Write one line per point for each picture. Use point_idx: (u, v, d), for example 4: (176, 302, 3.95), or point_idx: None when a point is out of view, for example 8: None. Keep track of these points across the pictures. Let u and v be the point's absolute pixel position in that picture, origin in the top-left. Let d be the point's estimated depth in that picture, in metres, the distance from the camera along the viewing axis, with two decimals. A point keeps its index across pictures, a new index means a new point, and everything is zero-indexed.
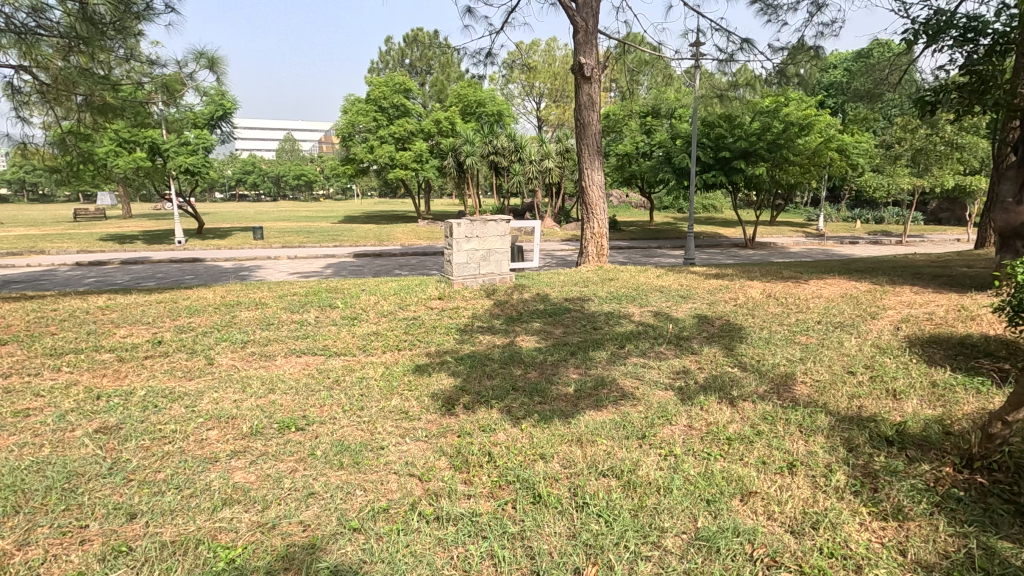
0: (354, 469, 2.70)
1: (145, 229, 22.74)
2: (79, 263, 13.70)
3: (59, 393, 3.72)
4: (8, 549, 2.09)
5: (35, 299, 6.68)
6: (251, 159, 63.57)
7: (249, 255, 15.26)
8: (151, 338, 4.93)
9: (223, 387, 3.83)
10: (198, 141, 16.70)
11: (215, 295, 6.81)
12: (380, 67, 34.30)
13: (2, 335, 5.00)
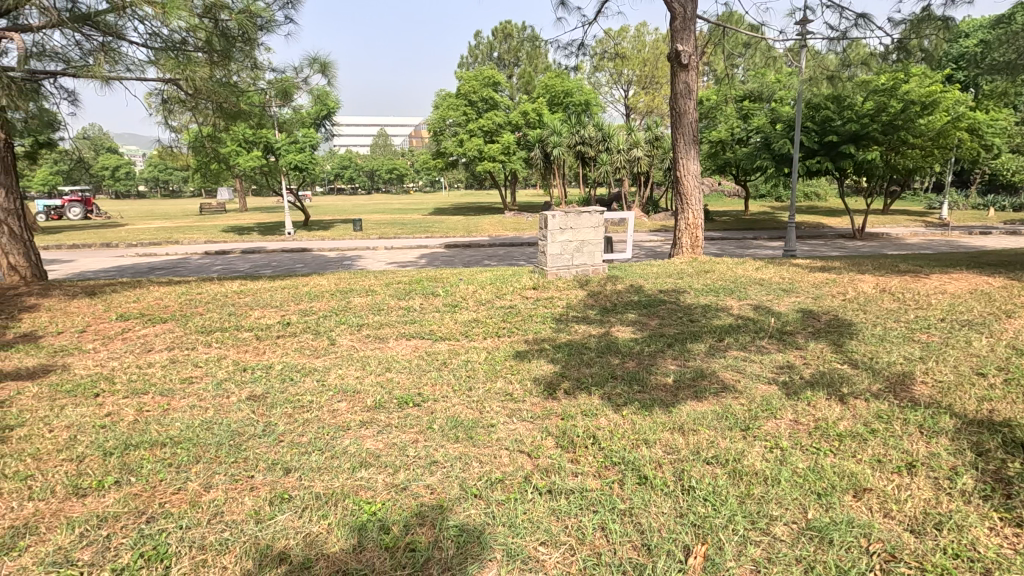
0: (469, 443, 2.94)
1: (261, 221, 24.98)
2: (208, 253, 15.34)
3: (213, 365, 4.32)
4: (198, 488, 2.51)
5: (182, 284, 7.65)
6: (348, 155, 67.50)
7: (351, 246, 16.33)
8: (281, 320, 5.53)
9: (346, 365, 4.26)
10: (306, 140, 18.06)
11: (329, 283, 7.45)
12: (469, 62, 35.15)
13: (163, 314, 5.83)
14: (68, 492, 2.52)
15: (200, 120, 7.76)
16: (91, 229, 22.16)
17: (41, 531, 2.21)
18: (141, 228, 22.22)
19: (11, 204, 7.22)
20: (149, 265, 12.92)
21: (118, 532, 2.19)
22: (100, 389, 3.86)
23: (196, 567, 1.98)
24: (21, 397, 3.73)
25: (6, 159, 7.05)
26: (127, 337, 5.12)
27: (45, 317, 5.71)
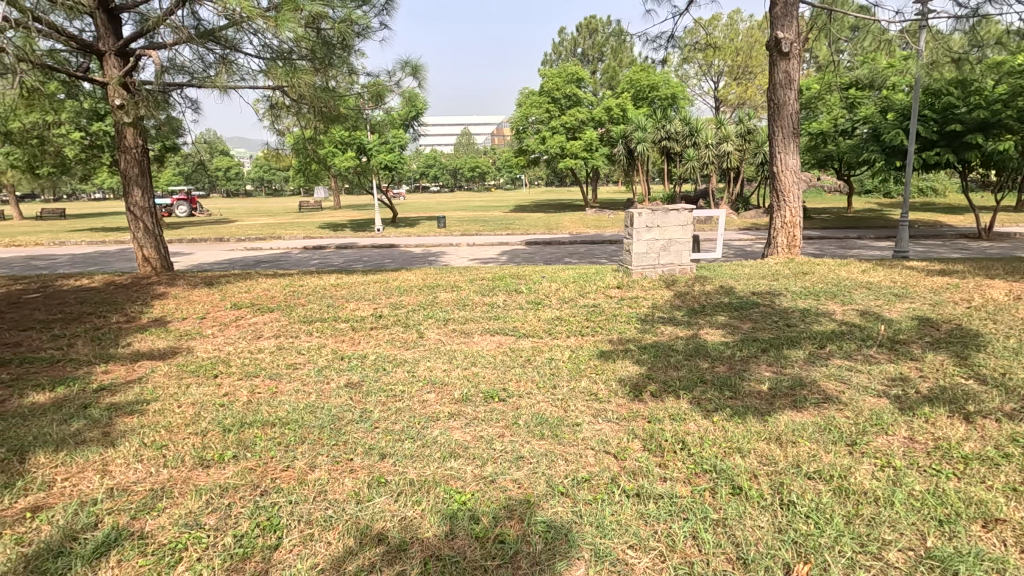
0: (554, 440, 2.96)
1: (353, 218, 26.42)
2: (306, 247, 16.44)
3: (315, 353, 4.63)
4: (304, 467, 2.72)
5: (286, 277, 8.26)
6: (433, 154, 69.72)
7: (435, 242, 16.87)
8: (374, 312, 5.83)
9: (435, 358, 4.41)
10: (395, 140, 18.85)
11: (417, 278, 7.75)
12: (553, 59, 35.14)
13: (270, 304, 6.33)
14: (195, 462, 2.81)
15: (303, 124, 8.33)
16: (208, 225, 24.47)
17: (175, 496, 2.49)
18: (249, 224, 24.24)
19: (148, 203, 8.08)
20: (256, 259, 14.06)
21: (238, 502, 2.42)
22: (219, 371, 4.27)
23: (306, 539, 2.15)
24: (154, 375, 4.20)
25: (143, 162, 7.91)
26: (241, 324, 5.61)
27: (173, 304, 6.39)
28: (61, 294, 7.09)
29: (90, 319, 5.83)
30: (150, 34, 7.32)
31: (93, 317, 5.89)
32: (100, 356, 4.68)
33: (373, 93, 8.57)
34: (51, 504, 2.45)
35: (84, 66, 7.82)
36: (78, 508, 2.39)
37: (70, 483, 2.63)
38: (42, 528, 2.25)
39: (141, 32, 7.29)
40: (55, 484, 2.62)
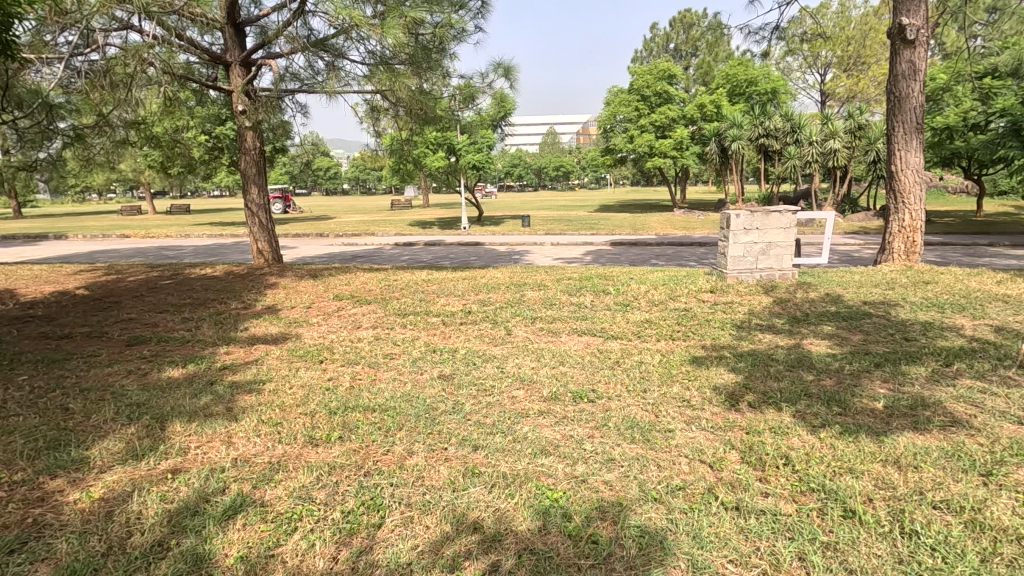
0: (646, 445, 2.90)
1: (440, 216, 27.27)
2: (397, 244, 17.18)
3: (409, 344, 4.85)
4: (403, 452, 2.85)
5: (382, 271, 8.70)
6: (518, 153, 70.53)
7: (519, 241, 17.01)
8: (463, 308, 6.00)
9: (523, 355, 4.47)
10: (484, 140, 19.23)
11: (504, 276, 7.88)
12: (644, 56, 34.37)
13: (367, 296, 6.70)
14: (305, 440, 3.03)
15: (401, 126, 8.72)
16: (309, 221, 26.24)
17: (289, 470, 2.70)
18: (345, 221, 25.74)
19: (263, 200, 8.81)
20: (352, 254, 14.90)
21: (344, 480, 2.59)
22: (324, 357, 4.58)
23: (407, 521, 2.26)
24: (268, 358, 4.58)
25: (261, 163, 8.63)
26: (342, 314, 5.99)
27: (282, 294, 6.93)
28: (190, 281, 7.91)
29: (213, 305, 6.46)
30: (269, 45, 7.96)
31: (215, 303, 6.53)
32: (223, 339, 5.18)
33: (462, 95, 8.70)
34: (187, 468, 2.75)
35: (213, 76, 8.65)
36: (209, 473, 2.67)
37: (202, 450, 2.94)
38: (180, 489, 2.53)
39: (262, 44, 7.96)
40: (190, 450, 2.94)
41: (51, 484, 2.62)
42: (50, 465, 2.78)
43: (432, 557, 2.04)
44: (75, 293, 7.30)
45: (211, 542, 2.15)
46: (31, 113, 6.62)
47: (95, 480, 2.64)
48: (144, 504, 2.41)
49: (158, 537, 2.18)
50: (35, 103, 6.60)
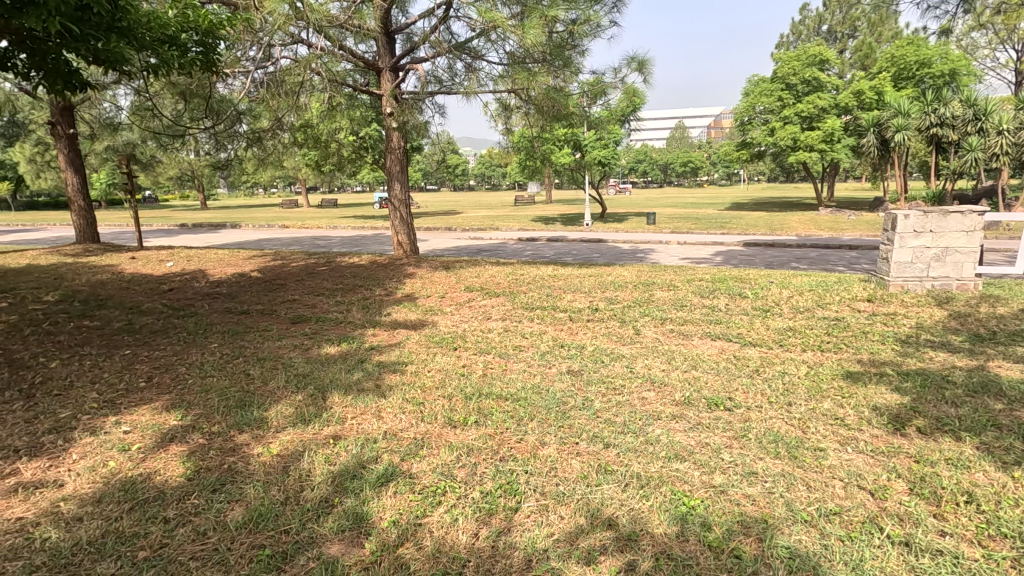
0: (793, 462, 2.69)
1: (564, 212, 27.39)
2: (521, 239, 17.53)
3: (537, 338, 4.95)
4: (536, 442, 2.93)
5: (509, 265, 8.97)
6: (644, 149, 68.68)
7: (643, 239, 16.56)
8: (590, 305, 5.98)
9: (653, 356, 4.36)
10: (611, 135, 18.94)
11: (630, 274, 7.74)
12: (791, 41, 31.64)
13: (496, 289, 6.95)
14: (445, 422, 3.23)
15: (532, 122, 8.88)
16: (439, 215, 27.76)
17: (432, 447, 2.90)
18: (472, 216, 26.89)
19: (405, 196, 9.51)
20: (478, 247, 15.51)
21: (481, 462, 2.72)
22: (458, 345, 4.84)
23: (542, 509, 2.33)
24: (409, 342, 4.95)
25: (404, 161, 9.30)
26: (473, 305, 6.27)
27: (420, 284, 7.43)
28: (341, 269, 8.77)
29: (360, 291, 7.11)
30: (415, 51, 8.51)
31: (362, 290, 7.17)
32: (370, 322, 5.68)
33: (592, 91, 8.49)
34: (346, 436, 3.07)
35: (366, 82, 9.45)
36: (364, 442, 2.96)
37: (357, 421, 3.26)
38: (341, 453, 2.84)
39: (409, 50, 8.53)
40: (346, 420, 3.28)
41: (239, 437, 3.06)
42: (238, 421, 3.25)
43: (568, 547, 2.09)
44: (251, 276, 8.44)
45: (369, 505, 2.38)
46: (221, 120, 7.71)
47: (273, 438, 3.04)
48: (314, 463, 2.74)
49: (325, 494, 2.47)
50: (227, 111, 7.70)
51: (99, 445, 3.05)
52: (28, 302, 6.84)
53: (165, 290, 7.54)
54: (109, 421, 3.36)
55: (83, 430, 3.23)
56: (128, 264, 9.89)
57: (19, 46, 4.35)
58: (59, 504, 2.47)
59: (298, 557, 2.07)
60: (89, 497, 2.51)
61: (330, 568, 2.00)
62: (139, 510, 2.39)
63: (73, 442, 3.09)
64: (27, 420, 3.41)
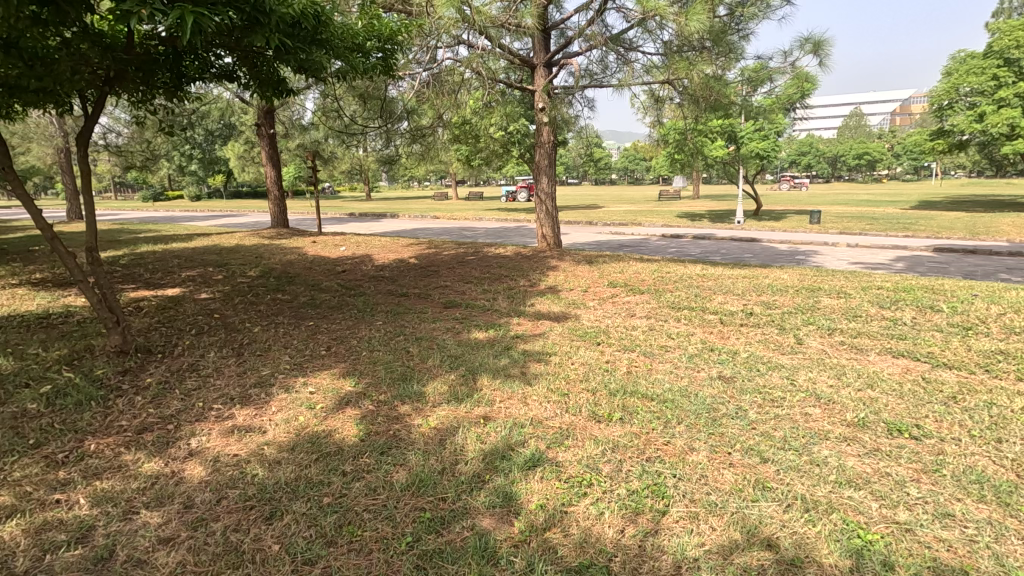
0: (1003, 509, 2.28)
1: (712, 208, 25.77)
2: (664, 235, 16.88)
3: (684, 339, 4.74)
4: (684, 448, 2.82)
5: (654, 261, 8.70)
6: (809, 140, 62.11)
7: (806, 239, 15.01)
8: (744, 309, 5.58)
9: (819, 369, 3.95)
10: (772, 126, 17.40)
11: (792, 278, 7.08)
12: (1015, 6, 26.30)
13: (641, 286, 6.78)
14: (589, 415, 3.25)
15: (685, 113, 8.46)
16: (580, 209, 27.73)
17: (577, 439, 2.94)
18: (614, 210, 26.41)
19: (551, 189, 9.64)
20: (620, 242, 15.26)
21: (627, 460, 2.69)
22: (601, 340, 4.82)
23: (692, 517, 2.24)
24: (552, 334, 5.04)
25: (553, 155, 9.42)
26: (616, 301, 6.20)
27: (563, 277, 7.52)
28: (488, 259, 9.19)
29: (506, 281, 7.39)
30: (569, 46, 8.54)
31: (508, 280, 7.44)
32: (515, 311, 5.89)
33: (754, 79, 7.74)
34: (495, 418, 3.22)
35: (519, 79, 9.72)
36: (512, 426, 3.09)
37: (505, 405, 3.40)
38: (492, 434, 2.99)
39: (564, 45, 8.60)
40: (495, 403, 3.44)
41: (402, 408, 3.38)
42: (400, 393, 3.58)
43: (721, 561, 2.00)
44: (408, 262, 9.20)
45: (517, 486, 2.48)
46: (390, 119, 8.46)
47: (431, 412, 3.30)
48: (467, 440, 2.93)
49: (477, 470, 2.63)
50: (396, 110, 8.43)
51: (291, 401, 3.55)
52: (237, 276, 8.16)
53: (339, 271, 8.53)
54: (298, 381, 3.90)
55: (280, 387, 3.80)
56: (310, 247, 11.35)
57: (244, 60, 5.18)
58: (264, 447, 2.93)
59: (454, 524, 2.23)
60: (287, 445, 2.95)
61: (484, 539, 2.13)
62: (324, 462, 2.75)
63: (272, 396, 3.65)
64: (238, 374, 4.09)
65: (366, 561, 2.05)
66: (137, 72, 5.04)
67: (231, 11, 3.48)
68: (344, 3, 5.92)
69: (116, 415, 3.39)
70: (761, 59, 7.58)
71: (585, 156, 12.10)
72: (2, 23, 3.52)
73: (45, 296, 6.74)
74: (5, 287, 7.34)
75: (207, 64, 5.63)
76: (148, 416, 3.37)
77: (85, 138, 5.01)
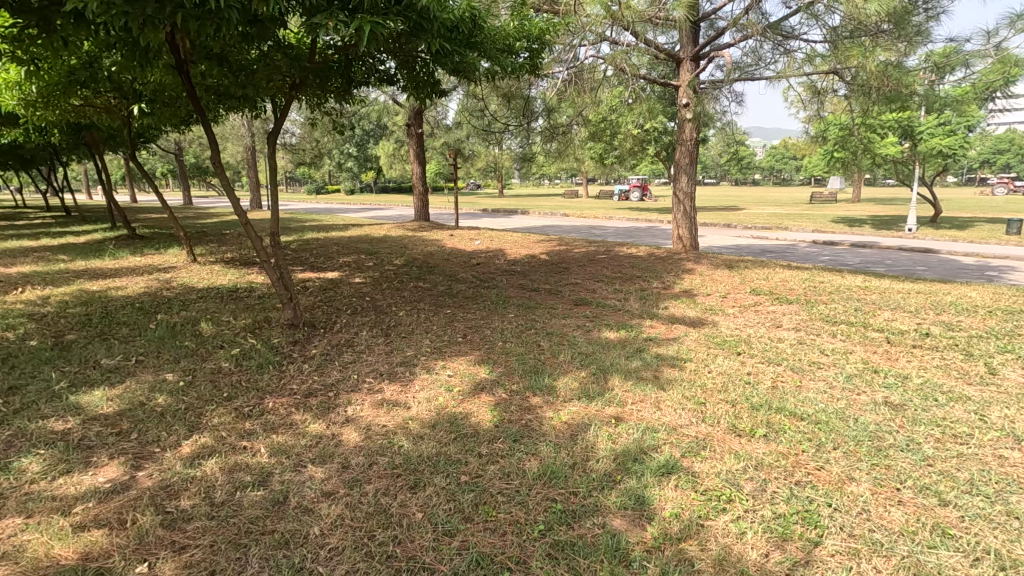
0: None
1: (876, 214, 22.82)
2: (816, 241, 15.31)
3: (841, 357, 4.28)
4: (841, 476, 2.53)
5: (804, 270, 7.94)
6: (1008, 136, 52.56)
7: (999, 252, 12.73)
8: (918, 328, 4.88)
9: (1018, 407, 3.32)
10: (961, 120, 14.98)
11: (982, 296, 6.04)
12: None
13: (789, 295, 6.23)
14: (729, 428, 3.05)
15: (851, 105, 7.56)
16: (718, 211, 26.20)
17: (715, 451, 2.79)
18: (756, 212, 24.49)
19: (691, 188, 9.19)
20: (762, 247, 14.15)
21: (773, 480, 2.50)
22: (743, 350, 4.51)
23: (851, 553, 2.03)
24: (688, 339, 4.82)
25: (694, 152, 9.00)
26: (759, 309, 5.76)
27: (699, 280, 7.15)
28: (619, 258, 9.04)
29: (638, 282, 7.21)
30: (720, 37, 8.06)
31: (640, 280, 7.25)
32: (647, 313, 5.72)
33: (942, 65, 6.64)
34: (627, 419, 3.17)
35: (662, 74, 9.38)
36: (645, 430, 3.01)
37: (636, 407, 3.33)
38: (624, 435, 2.95)
39: (714, 37, 8.13)
40: (626, 404, 3.38)
41: (534, 399, 3.45)
42: (532, 385, 3.67)
43: None
44: (540, 257, 9.35)
45: (650, 491, 2.41)
46: (529, 118, 8.64)
47: (562, 406, 3.33)
48: (598, 438, 2.91)
49: (609, 469, 2.60)
50: (536, 109, 8.60)
51: (432, 381, 3.81)
52: (385, 263, 8.90)
53: (475, 263, 8.93)
54: (438, 364, 4.17)
55: (422, 367, 4.09)
56: (448, 239, 12.02)
57: (405, 64, 5.62)
58: (408, 421, 3.17)
59: (586, 520, 2.23)
60: (428, 422, 3.16)
61: (616, 540, 2.11)
62: (461, 442, 2.90)
63: (416, 375, 3.94)
64: (386, 352, 4.47)
65: (501, 542, 2.13)
66: (317, 79, 5.69)
67: (400, 20, 3.82)
68: (497, 5, 6.15)
69: (288, 379, 3.88)
70: (949, 42, 6.46)
71: (729, 154, 11.36)
72: (219, 39, 4.22)
73: (234, 273, 7.89)
74: (205, 263, 8.73)
75: (372, 69, 6.19)
76: (313, 382, 3.82)
77: (273, 137, 5.78)
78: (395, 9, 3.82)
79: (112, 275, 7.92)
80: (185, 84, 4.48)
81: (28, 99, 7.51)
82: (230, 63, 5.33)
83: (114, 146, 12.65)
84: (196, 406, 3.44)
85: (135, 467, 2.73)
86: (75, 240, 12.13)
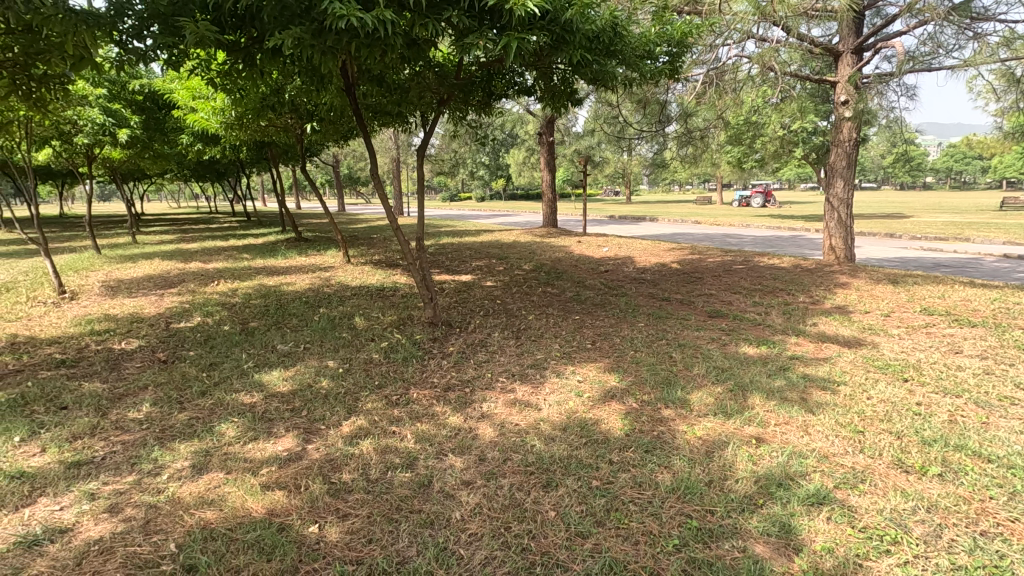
0: None
1: None
2: (1009, 255, 12.99)
3: None
4: None
5: (993, 288, 6.80)
6: None
7: None
8: None
9: None
10: None
11: None
12: None
13: (972, 317, 5.38)
14: (893, 461, 2.74)
15: None
16: (879, 218, 23.27)
17: (876, 485, 2.52)
18: (929, 220, 21.34)
19: (847, 194, 8.30)
20: (935, 260, 12.35)
21: (950, 527, 2.20)
22: (910, 376, 3.99)
23: None
24: (841, 360, 4.37)
25: (852, 154, 8.12)
26: (932, 332, 5.05)
27: (856, 296, 6.45)
28: (760, 269, 8.44)
29: (782, 295, 6.69)
30: (890, 26, 7.20)
31: (784, 294, 6.71)
32: (792, 329, 5.28)
33: None
34: (769, 441, 2.97)
35: (817, 70, 8.61)
36: (792, 454, 2.80)
37: (780, 430, 3.11)
38: (766, 457, 2.77)
39: (882, 26, 7.28)
40: (769, 424, 3.18)
41: (666, 411, 3.37)
42: (665, 396, 3.58)
43: None
44: (671, 266, 9.05)
45: (798, 520, 2.25)
46: (665, 123, 8.40)
47: (697, 421, 3.22)
48: (738, 458, 2.77)
49: (750, 492, 2.46)
50: (673, 113, 8.34)
51: (562, 385, 3.88)
52: (515, 268, 9.20)
53: (603, 270, 8.89)
54: (567, 368, 4.24)
55: (551, 370, 4.19)
56: (575, 246, 12.08)
57: (542, 76, 5.79)
58: (540, 422, 3.27)
59: (724, 541, 2.15)
60: (559, 425, 3.23)
61: (759, 566, 2.00)
62: (592, 447, 2.93)
63: (546, 377, 4.05)
64: (516, 353, 4.64)
65: (634, 550, 2.12)
66: (461, 93, 6.08)
67: (545, 34, 3.97)
68: (638, 12, 6.11)
69: (430, 373, 4.19)
70: None
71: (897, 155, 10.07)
72: (382, 63, 4.70)
73: (382, 273, 8.68)
74: (357, 264, 9.69)
75: (511, 82, 6.44)
76: (452, 377, 4.08)
77: (420, 148, 6.27)
78: (540, 24, 3.97)
79: (283, 272, 9.11)
80: (351, 104, 5.05)
81: (228, 121, 8.91)
82: (388, 84, 5.89)
83: (287, 160, 14.53)
84: (353, 391, 3.86)
85: (305, 440, 3.14)
86: (255, 241, 14.12)
